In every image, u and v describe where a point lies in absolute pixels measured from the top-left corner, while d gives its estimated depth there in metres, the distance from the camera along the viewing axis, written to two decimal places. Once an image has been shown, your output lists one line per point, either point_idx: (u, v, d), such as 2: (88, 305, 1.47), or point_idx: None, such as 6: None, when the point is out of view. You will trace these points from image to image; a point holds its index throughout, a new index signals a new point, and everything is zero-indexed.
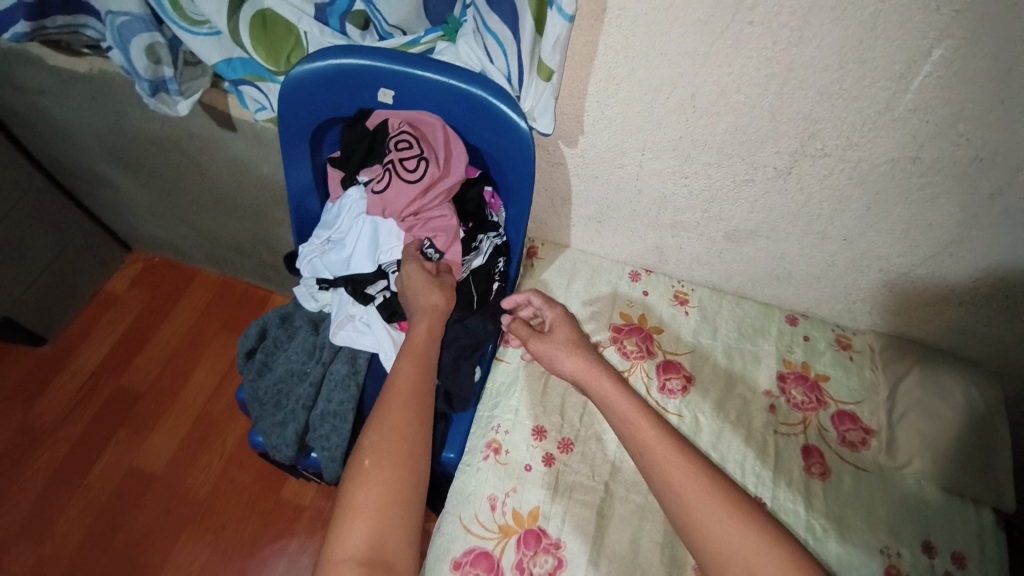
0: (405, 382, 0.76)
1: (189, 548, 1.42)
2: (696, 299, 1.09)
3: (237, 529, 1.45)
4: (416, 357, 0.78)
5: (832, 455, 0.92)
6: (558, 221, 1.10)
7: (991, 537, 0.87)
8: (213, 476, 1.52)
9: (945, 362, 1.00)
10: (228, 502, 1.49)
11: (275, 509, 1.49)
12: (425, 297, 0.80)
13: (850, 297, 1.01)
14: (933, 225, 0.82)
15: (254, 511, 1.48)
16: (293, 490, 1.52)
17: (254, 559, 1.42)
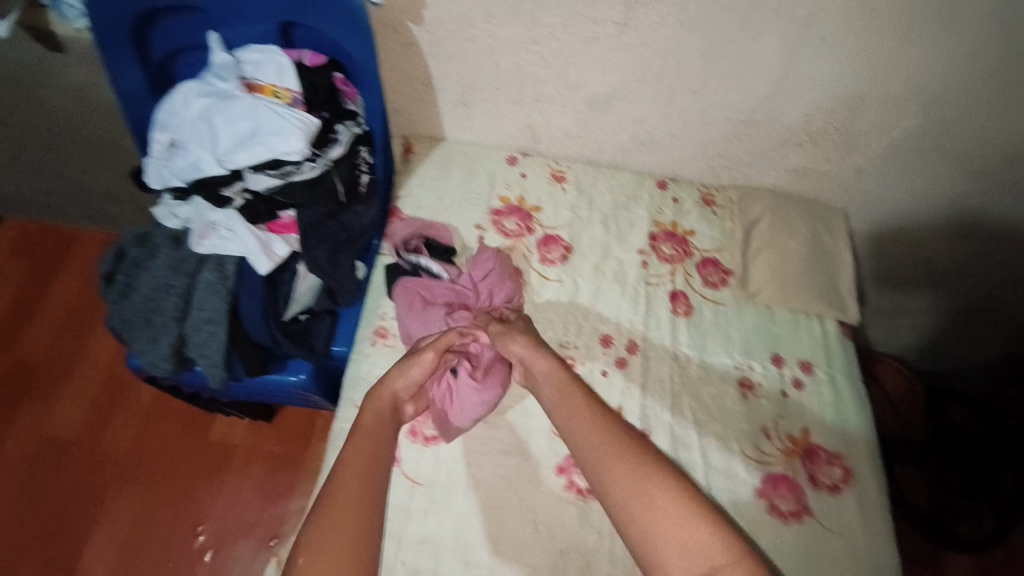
0: (356, 450, 0.76)
1: (120, 503, 1.37)
2: (572, 176, 1.13)
3: (168, 480, 1.40)
4: (371, 439, 0.78)
5: (696, 297, 1.03)
6: (427, 112, 1.08)
7: (836, 343, 1.00)
8: (132, 432, 1.45)
9: (794, 203, 1.10)
10: (156, 455, 1.43)
11: (204, 454, 1.43)
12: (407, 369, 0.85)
13: (709, 152, 1.08)
14: (760, 63, 0.90)
15: (184, 458, 1.43)
16: (220, 431, 1.46)
17: (191, 502, 1.38)
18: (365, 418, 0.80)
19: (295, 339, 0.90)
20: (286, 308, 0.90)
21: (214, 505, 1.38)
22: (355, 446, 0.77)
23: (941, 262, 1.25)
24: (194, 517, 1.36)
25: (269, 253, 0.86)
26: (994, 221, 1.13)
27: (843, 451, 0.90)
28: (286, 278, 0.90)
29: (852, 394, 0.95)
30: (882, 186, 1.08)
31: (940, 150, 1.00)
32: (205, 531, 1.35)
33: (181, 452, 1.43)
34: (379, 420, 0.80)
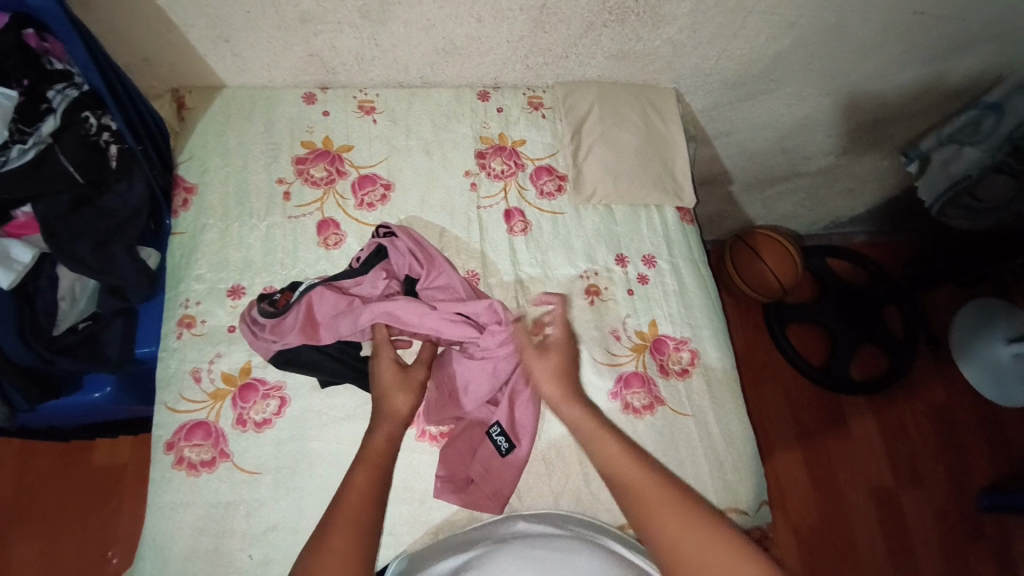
0: (360, 491, 0.63)
1: (18, 546, 1.19)
2: (382, 105, 1.01)
3: (66, 512, 1.23)
4: (373, 462, 0.67)
5: (532, 211, 0.97)
6: (184, 55, 0.92)
7: (675, 231, 0.99)
8: (8, 476, 1.24)
9: (621, 91, 1.05)
10: (45, 490, 1.24)
11: (93, 481, 1.25)
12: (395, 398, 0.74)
13: (519, 52, 0.99)
14: None
15: (74, 487, 1.24)
16: (103, 451, 1.28)
17: (89, 533, 1.21)
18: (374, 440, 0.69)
19: (77, 354, 0.80)
20: (56, 323, 0.78)
21: (126, 524, 1.23)
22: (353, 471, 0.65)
23: (780, 126, 1.27)
24: (102, 542, 1.21)
25: (7, 262, 0.73)
26: (816, 73, 1.14)
27: (688, 336, 0.91)
28: (43, 286, 0.78)
29: (694, 277, 0.96)
30: (701, 55, 1.05)
31: (749, 5, 0.96)
32: (117, 555, 1.20)
33: (72, 478, 1.25)
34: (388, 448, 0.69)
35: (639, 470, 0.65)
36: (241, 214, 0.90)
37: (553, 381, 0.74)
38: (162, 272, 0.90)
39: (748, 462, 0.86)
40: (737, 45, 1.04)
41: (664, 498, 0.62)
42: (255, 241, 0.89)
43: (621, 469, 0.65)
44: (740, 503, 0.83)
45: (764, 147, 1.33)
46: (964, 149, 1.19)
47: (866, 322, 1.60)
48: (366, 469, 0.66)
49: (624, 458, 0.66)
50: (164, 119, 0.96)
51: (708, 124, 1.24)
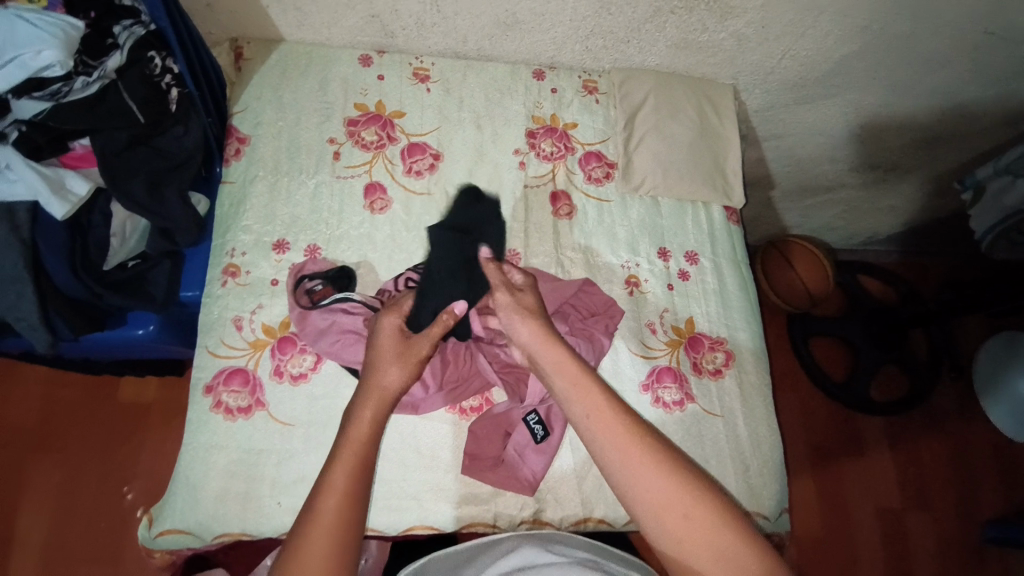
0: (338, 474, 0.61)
1: (43, 473, 1.22)
2: (438, 74, 1.00)
3: (90, 445, 1.26)
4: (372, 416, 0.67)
5: (578, 195, 0.96)
6: (247, 3, 0.91)
7: (720, 231, 0.98)
8: (37, 404, 1.27)
9: (679, 84, 1.03)
10: (72, 421, 1.27)
11: (118, 416, 1.28)
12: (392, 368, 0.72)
13: (581, 32, 0.98)
14: None
15: (100, 420, 1.28)
16: (129, 390, 1.30)
17: (107, 469, 1.24)
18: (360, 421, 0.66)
19: (125, 290, 0.81)
20: (106, 258, 0.80)
21: (142, 465, 1.26)
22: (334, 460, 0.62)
23: (833, 133, 1.24)
24: (119, 477, 1.24)
25: (64, 193, 0.74)
26: (879, 82, 1.11)
27: (724, 336, 0.91)
28: (97, 220, 0.79)
29: (734, 278, 0.95)
30: (764, 53, 1.02)
31: (822, 4, 0.93)
32: (133, 491, 1.23)
33: (97, 413, 1.28)
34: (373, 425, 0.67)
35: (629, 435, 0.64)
36: (291, 169, 0.91)
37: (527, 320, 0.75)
38: (210, 219, 0.91)
39: (773, 469, 0.85)
40: (803, 45, 1.01)
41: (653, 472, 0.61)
42: (303, 198, 0.89)
43: (608, 446, 0.64)
44: (762, 507, 0.83)
45: (814, 154, 1.30)
46: (1016, 180, 1.16)
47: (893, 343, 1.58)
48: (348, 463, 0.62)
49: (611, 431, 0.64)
50: (222, 68, 0.96)
51: (760, 125, 1.22)
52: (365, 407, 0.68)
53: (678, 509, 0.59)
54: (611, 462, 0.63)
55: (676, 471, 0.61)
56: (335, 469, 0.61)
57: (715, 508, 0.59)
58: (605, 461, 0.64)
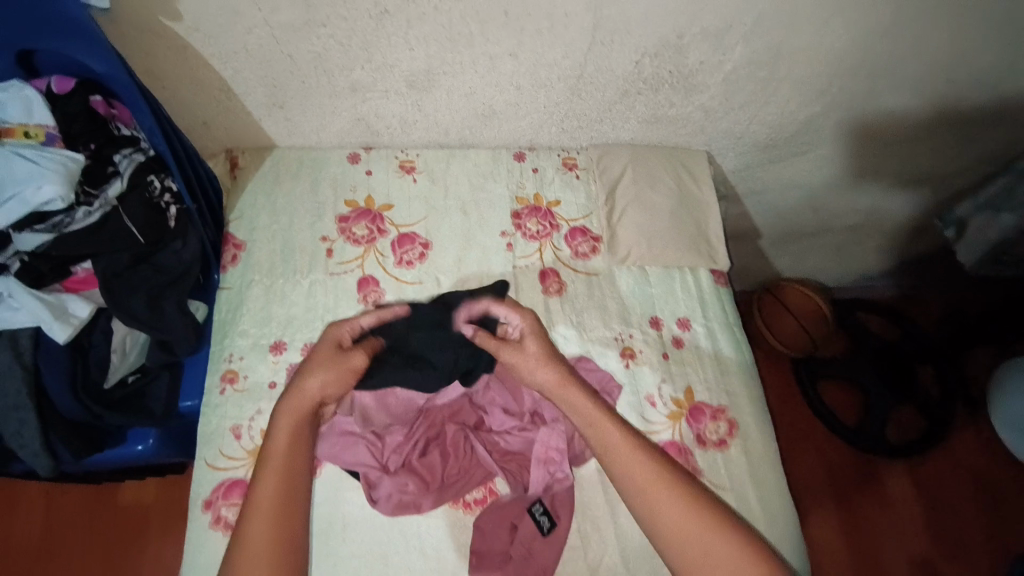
0: (273, 504, 0.69)
1: None
2: (422, 165, 1.04)
3: (91, 558, 1.22)
4: (295, 422, 0.74)
5: (567, 271, 0.98)
6: (238, 117, 0.96)
7: (710, 294, 0.99)
8: (35, 517, 1.25)
9: (654, 155, 1.08)
10: (71, 533, 1.24)
11: (119, 524, 1.25)
12: (311, 382, 0.76)
13: (555, 116, 1.02)
14: (568, 15, 0.83)
15: (101, 530, 1.25)
16: (129, 495, 1.28)
17: None
18: (277, 440, 0.73)
19: (123, 408, 0.82)
20: (107, 376, 0.81)
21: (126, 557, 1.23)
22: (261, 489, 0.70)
23: (810, 185, 1.28)
24: None
25: (66, 316, 0.76)
26: (847, 136, 1.15)
27: (725, 404, 0.90)
28: (97, 340, 0.80)
29: (728, 340, 0.96)
30: (733, 121, 1.07)
31: (780, 75, 0.98)
32: None
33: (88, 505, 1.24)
34: (298, 441, 0.74)
35: (644, 465, 0.74)
36: (286, 271, 0.93)
37: (545, 365, 0.80)
38: (208, 325, 0.93)
39: (790, 541, 0.83)
40: (768, 111, 1.06)
41: (670, 498, 0.72)
42: (298, 298, 0.91)
43: (629, 475, 0.74)
44: None
45: (794, 204, 1.34)
46: (1000, 215, 1.21)
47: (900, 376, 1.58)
48: (272, 483, 0.70)
49: (628, 458, 0.75)
50: (217, 177, 1.00)
51: (738, 183, 1.26)
52: (284, 419, 0.74)
53: (691, 531, 0.70)
54: (634, 497, 0.73)
55: (691, 499, 0.72)
56: (261, 491, 0.70)
57: (725, 529, 0.70)
58: (627, 491, 0.74)
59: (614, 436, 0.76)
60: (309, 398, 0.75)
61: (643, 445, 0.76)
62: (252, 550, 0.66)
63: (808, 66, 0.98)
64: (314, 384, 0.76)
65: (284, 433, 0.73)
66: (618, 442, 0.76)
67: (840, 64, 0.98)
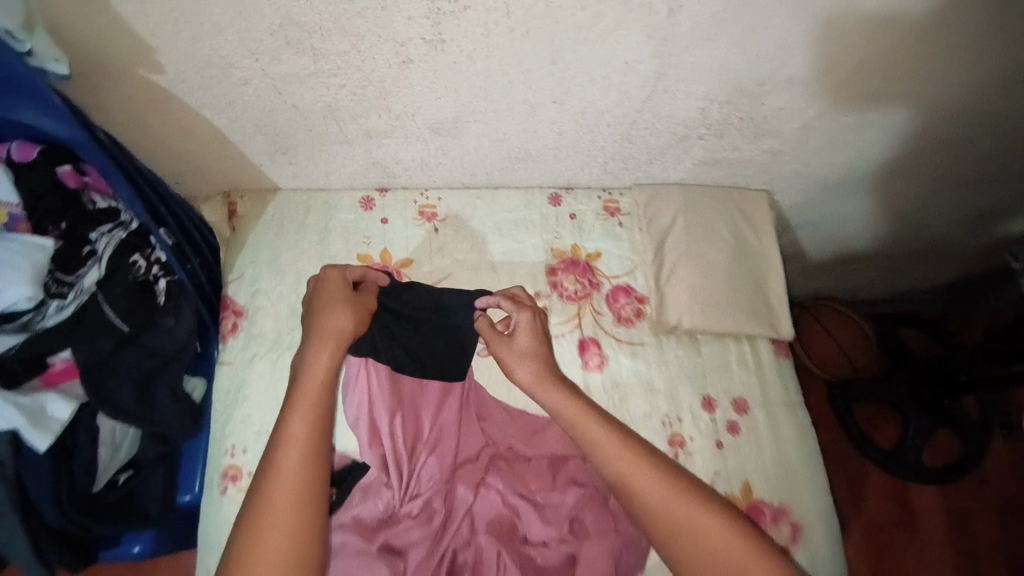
0: (306, 441, 0.64)
1: None
2: (445, 210, 0.92)
3: None
4: (331, 355, 0.69)
5: (608, 340, 0.87)
6: (234, 162, 0.83)
7: (769, 367, 0.88)
8: None
9: (710, 200, 0.94)
10: None
11: None
12: (334, 319, 0.71)
13: (599, 159, 0.88)
14: (629, 62, 0.69)
15: None
16: None
17: None
18: (311, 371, 0.68)
19: (114, 515, 0.73)
20: (95, 480, 0.72)
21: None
22: (293, 416, 0.65)
23: (874, 218, 1.14)
24: None
25: (45, 421, 0.65)
26: (927, 173, 1.01)
27: (787, 503, 0.80)
28: (82, 443, 0.71)
29: (789, 424, 0.85)
30: (804, 163, 0.92)
31: (867, 120, 0.84)
32: None
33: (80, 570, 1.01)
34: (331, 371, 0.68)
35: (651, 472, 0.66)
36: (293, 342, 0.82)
37: (526, 361, 0.75)
38: (207, 403, 0.83)
39: None
40: (846, 154, 0.91)
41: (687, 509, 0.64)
42: None
43: (636, 487, 0.66)
44: None
45: (853, 234, 1.20)
46: None
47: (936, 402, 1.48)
48: (308, 412, 0.65)
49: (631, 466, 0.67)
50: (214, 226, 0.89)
51: (795, 217, 1.12)
52: (321, 351, 0.69)
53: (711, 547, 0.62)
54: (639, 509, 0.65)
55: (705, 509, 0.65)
56: (294, 421, 0.64)
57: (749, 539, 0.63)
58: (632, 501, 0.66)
59: (613, 444, 0.69)
60: (344, 333, 0.71)
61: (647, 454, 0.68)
62: (286, 483, 0.61)
63: (901, 109, 0.83)
64: (340, 319, 0.71)
65: (320, 365, 0.69)
66: (614, 452, 0.68)
67: (938, 107, 0.83)
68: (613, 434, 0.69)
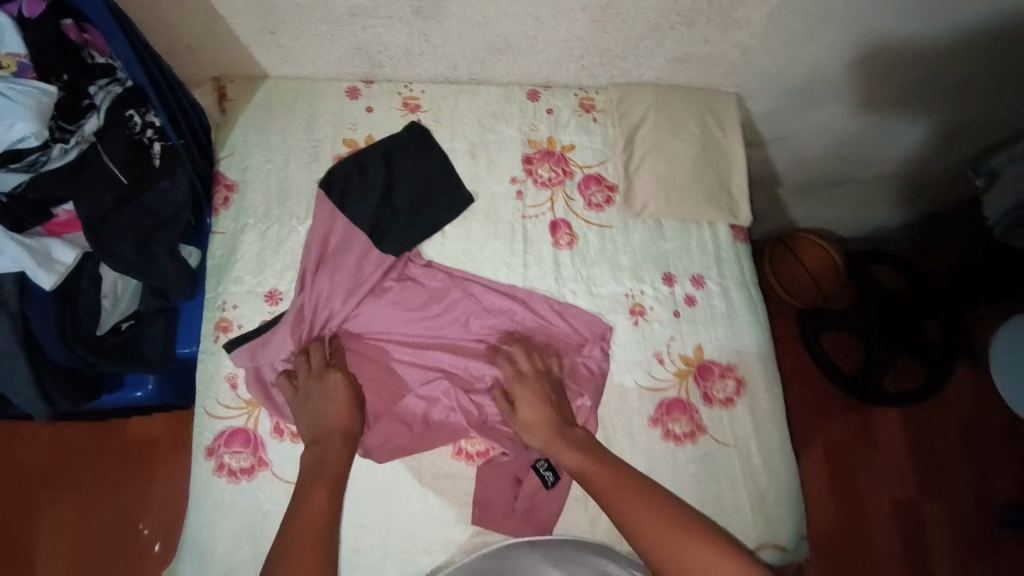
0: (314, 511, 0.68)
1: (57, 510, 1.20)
2: (428, 103, 0.96)
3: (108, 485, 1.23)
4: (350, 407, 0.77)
5: (579, 223, 0.93)
6: (227, 43, 0.88)
7: (729, 251, 0.95)
8: (46, 445, 1.24)
9: (680, 98, 0.99)
10: (81, 460, 1.24)
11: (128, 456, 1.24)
12: (329, 399, 0.77)
13: (576, 51, 0.94)
14: None
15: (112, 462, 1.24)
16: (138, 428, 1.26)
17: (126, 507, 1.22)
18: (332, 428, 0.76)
19: (119, 356, 0.82)
20: (98, 324, 0.80)
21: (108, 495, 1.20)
22: (325, 464, 0.73)
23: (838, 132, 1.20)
24: (135, 512, 1.21)
25: (50, 263, 0.72)
26: (889, 79, 1.07)
27: (734, 363, 0.88)
28: (86, 286, 0.78)
29: (743, 299, 0.92)
30: (769, 61, 0.98)
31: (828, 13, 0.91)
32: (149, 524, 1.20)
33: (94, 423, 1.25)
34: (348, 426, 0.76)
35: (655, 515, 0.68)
36: (281, 215, 0.88)
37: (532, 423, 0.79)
38: (202, 270, 0.90)
39: (791, 501, 0.83)
40: (810, 51, 0.97)
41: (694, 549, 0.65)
42: (295, 245, 0.87)
43: (647, 532, 0.67)
44: (778, 539, 0.81)
45: (822, 151, 1.26)
46: None
47: (902, 330, 1.52)
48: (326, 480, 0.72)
49: (635, 504, 0.70)
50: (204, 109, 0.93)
51: (765, 129, 1.18)
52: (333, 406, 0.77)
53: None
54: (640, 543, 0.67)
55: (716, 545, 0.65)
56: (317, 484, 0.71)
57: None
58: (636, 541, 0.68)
59: (626, 486, 0.71)
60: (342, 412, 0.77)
61: (656, 497, 0.71)
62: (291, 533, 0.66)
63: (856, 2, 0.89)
64: (334, 404, 0.77)
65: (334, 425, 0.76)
66: (626, 490, 0.71)
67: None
68: (626, 478, 0.72)
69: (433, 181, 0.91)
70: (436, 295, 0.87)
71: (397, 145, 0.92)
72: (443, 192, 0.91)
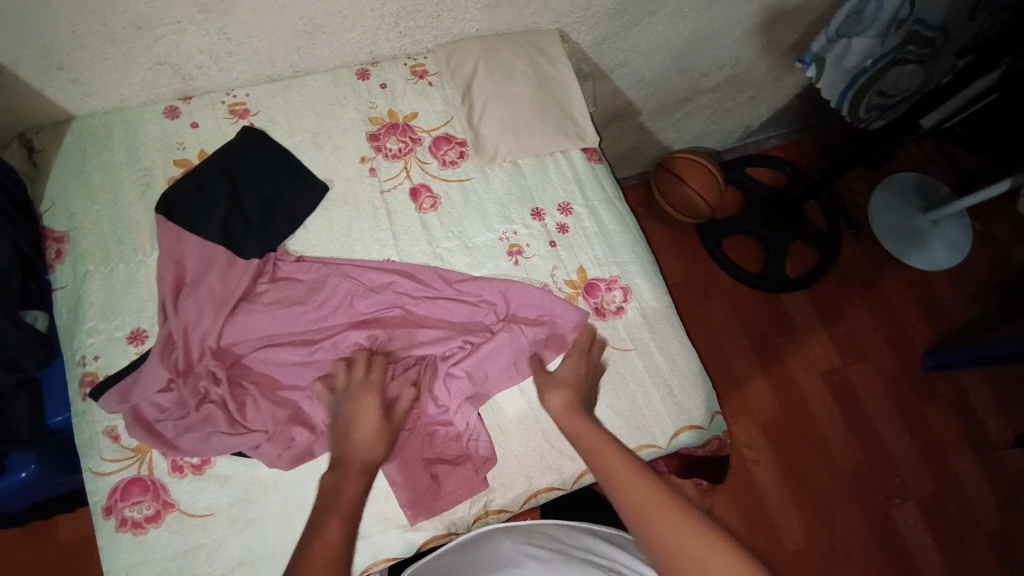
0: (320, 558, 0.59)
1: None
2: (256, 105, 0.94)
3: None
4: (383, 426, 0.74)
5: (438, 183, 0.94)
6: (16, 92, 0.82)
7: (586, 175, 0.99)
8: None
9: (504, 43, 1.02)
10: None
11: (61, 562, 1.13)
12: (362, 412, 0.74)
13: (388, 20, 0.94)
14: None
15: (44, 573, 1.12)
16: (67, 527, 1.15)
17: None
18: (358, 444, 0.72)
19: None
20: None
21: None
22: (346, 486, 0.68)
23: (669, 48, 1.27)
24: None
25: None
26: None
27: (616, 274, 0.92)
28: None
29: (610, 214, 0.97)
30: None
31: None
32: None
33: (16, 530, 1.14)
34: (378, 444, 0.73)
35: (645, 486, 0.65)
36: (123, 254, 0.83)
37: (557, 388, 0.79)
38: (54, 333, 0.84)
39: (695, 381, 0.89)
40: None
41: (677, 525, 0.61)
42: (147, 279, 0.82)
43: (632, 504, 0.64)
44: (694, 419, 0.86)
45: (661, 70, 1.33)
46: (853, 41, 1.14)
47: (786, 217, 1.61)
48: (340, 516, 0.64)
49: (629, 475, 0.67)
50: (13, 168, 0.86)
51: (601, 59, 1.23)
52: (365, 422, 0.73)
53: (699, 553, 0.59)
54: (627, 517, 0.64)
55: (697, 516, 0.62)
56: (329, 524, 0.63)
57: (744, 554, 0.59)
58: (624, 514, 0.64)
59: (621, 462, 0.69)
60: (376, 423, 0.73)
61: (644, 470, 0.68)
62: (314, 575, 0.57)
63: None
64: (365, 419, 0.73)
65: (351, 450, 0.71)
66: (620, 464, 0.68)
67: None
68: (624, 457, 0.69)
69: (279, 178, 0.89)
70: (314, 286, 0.85)
71: (234, 151, 0.89)
72: (292, 185, 0.89)
